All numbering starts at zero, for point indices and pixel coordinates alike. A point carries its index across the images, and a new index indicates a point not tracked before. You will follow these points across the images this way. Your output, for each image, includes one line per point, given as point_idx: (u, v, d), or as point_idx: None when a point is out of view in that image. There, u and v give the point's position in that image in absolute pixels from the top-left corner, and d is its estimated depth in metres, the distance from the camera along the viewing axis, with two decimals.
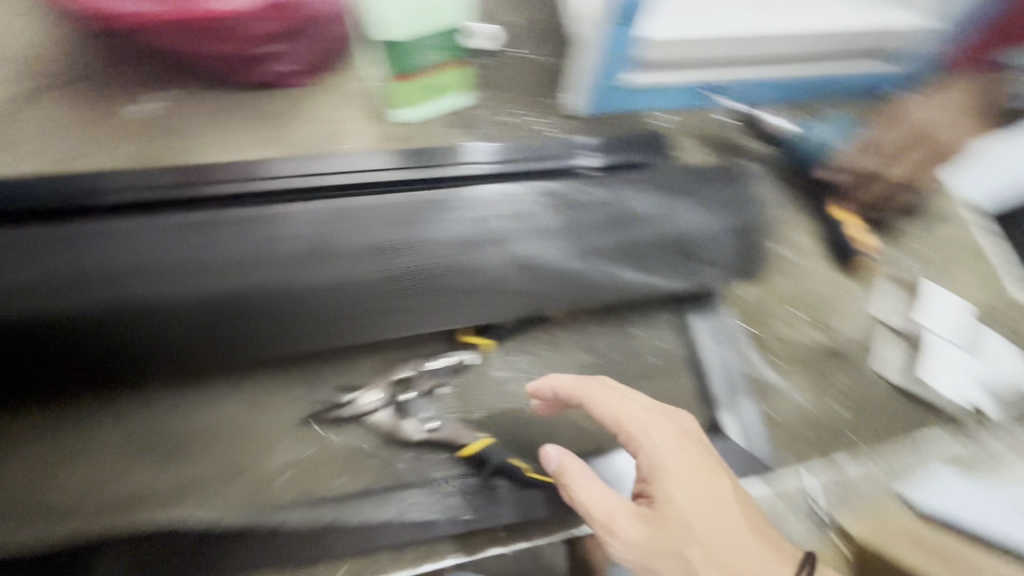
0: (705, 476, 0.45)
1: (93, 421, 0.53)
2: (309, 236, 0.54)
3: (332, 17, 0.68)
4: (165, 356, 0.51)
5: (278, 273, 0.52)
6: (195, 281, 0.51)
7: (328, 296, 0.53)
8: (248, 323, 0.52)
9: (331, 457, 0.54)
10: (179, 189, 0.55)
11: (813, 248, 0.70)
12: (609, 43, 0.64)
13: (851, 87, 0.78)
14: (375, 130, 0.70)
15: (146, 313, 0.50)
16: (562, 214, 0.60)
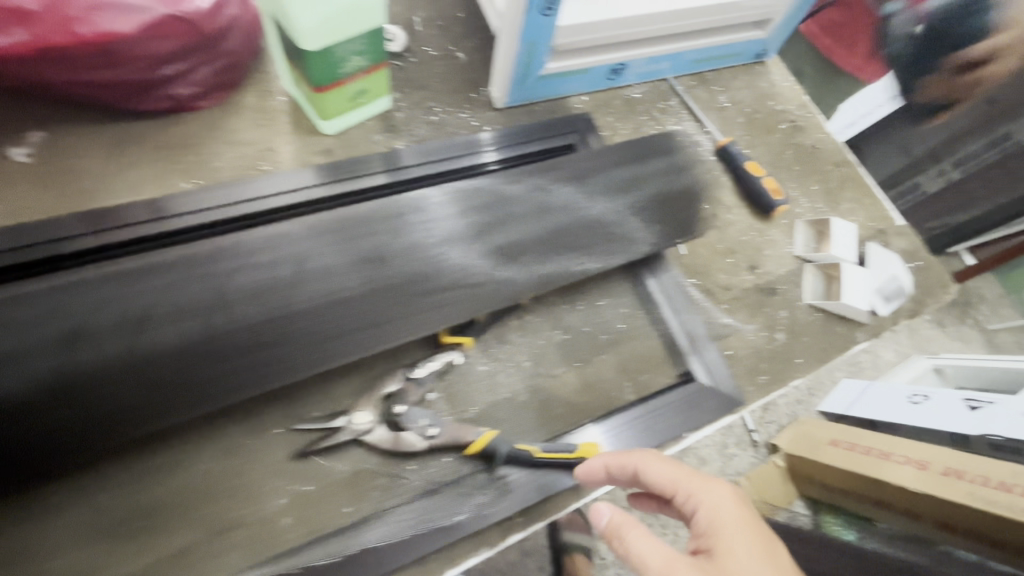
0: (768, 544, 0.37)
1: (45, 511, 0.47)
2: (231, 274, 0.48)
3: (232, 33, 0.63)
4: (102, 430, 0.44)
5: (200, 320, 0.47)
6: (105, 342, 0.44)
7: (268, 334, 0.48)
8: (180, 379, 0.46)
9: (333, 487, 0.52)
10: (94, 238, 0.53)
11: (733, 200, 0.78)
12: (526, 37, 0.65)
13: (738, 53, 0.86)
14: (303, 146, 0.67)
15: (54, 390, 0.43)
16: (503, 208, 0.59)
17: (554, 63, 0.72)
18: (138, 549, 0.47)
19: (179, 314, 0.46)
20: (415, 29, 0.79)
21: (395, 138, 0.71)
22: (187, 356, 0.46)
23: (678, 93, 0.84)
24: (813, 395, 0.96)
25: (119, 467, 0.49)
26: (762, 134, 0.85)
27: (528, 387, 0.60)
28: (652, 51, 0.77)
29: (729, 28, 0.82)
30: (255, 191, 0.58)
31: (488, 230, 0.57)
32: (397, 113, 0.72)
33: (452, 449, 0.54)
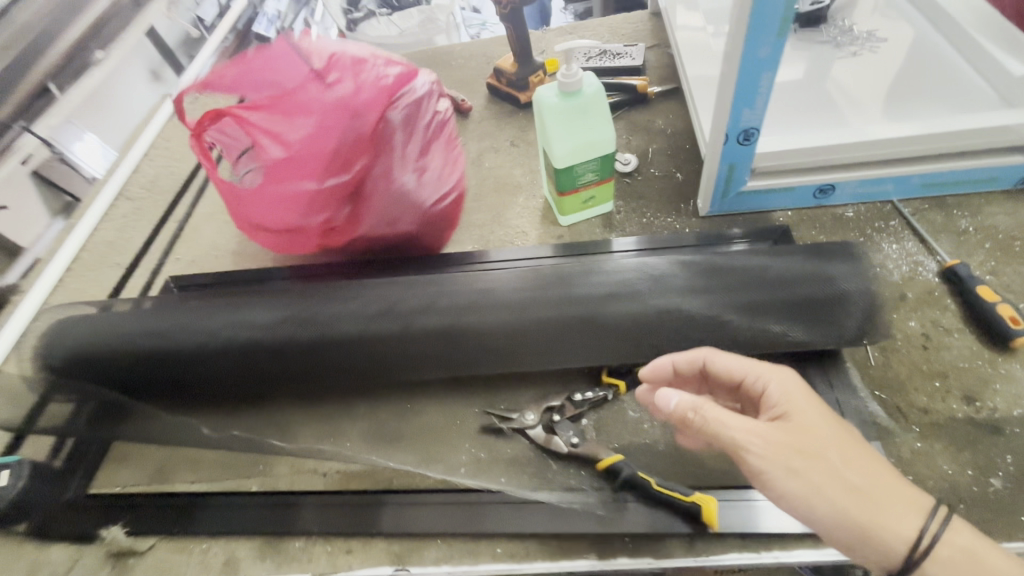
0: (813, 401, 0.56)
1: (338, 417, 0.75)
2: (480, 291, 0.72)
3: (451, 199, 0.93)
4: (374, 367, 0.72)
5: (456, 314, 0.70)
6: (399, 319, 0.71)
7: (498, 333, 0.70)
8: (440, 350, 0.71)
9: (498, 460, 0.70)
10: (410, 267, 0.86)
11: (956, 324, 0.71)
12: (723, 158, 0.80)
13: (993, 178, 0.80)
14: (546, 231, 0.96)
15: (367, 340, 0.71)
16: (689, 275, 0.69)
17: (756, 181, 0.84)
18: (379, 456, 0.72)
19: (429, 312, 0.71)
20: (649, 156, 1.03)
21: (611, 232, 0.93)
22: (450, 336, 0.70)
23: (903, 214, 0.83)
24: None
25: (379, 401, 0.76)
26: (1019, 263, 0.75)
27: (669, 440, 0.68)
28: (868, 173, 0.81)
29: (974, 153, 0.79)
30: (508, 257, 0.89)
31: (648, 296, 0.68)
32: (617, 215, 0.95)
33: (589, 463, 0.66)
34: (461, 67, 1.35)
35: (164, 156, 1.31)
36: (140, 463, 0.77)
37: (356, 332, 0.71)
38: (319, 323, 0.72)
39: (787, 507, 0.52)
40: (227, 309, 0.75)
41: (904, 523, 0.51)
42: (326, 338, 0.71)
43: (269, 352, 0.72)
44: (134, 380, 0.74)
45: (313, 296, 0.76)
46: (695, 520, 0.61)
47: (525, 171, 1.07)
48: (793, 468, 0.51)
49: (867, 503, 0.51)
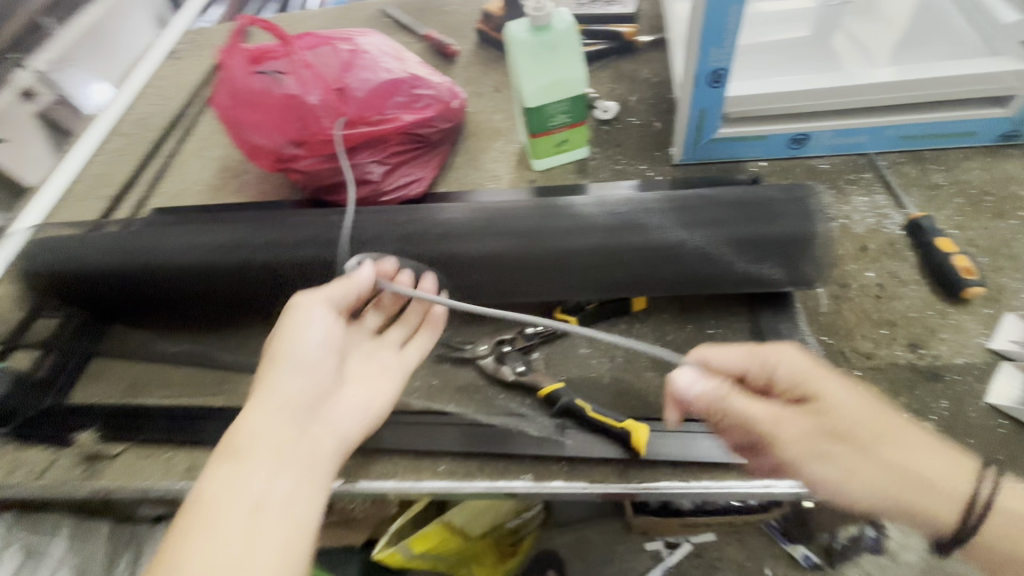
0: (857, 394, 0.53)
1: None
2: (442, 223, 0.72)
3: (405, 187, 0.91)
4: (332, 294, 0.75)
5: (413, 245, 0.71)
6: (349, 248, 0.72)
7: (458, 262, 0.70)
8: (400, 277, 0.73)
9: (449, 387, 0.72)
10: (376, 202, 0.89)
11: (913, 275, 0.70)
12: (694, 101, 0.79)
13: (971, 132, 0.78)
14: (520, 175, 0.96)
15: (315, 265, 0.73)
16: (635, 214, 0.69)
17: (727, 128, 0.83)
18: None
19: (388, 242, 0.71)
20: (629, 104, 1.01)
21: (584, 177, 0.93)
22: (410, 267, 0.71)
23: (878, 167, 0.82)
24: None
25: None
26: (988, 219, 0.74)
27: (614, 375, 0.70)
28: (842, 123, 0.80)
29: (950, 106, 0.77)
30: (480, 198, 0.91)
31: (605, 229, 0.68)
32: (591, 161, 0.94)
33: (532, 392, 0.68)
34: (452, 13, 1.33)
35: (159, 93, 1.33)
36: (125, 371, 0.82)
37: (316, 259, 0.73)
38: (272, 246, 0.74)
39: (834, 496, 0.53)
40: (202, 230, 0.77)
41: (954, 474, 0.51)
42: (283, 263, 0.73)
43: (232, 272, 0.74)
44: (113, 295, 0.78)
45: (272, 219, 0.77)
46: (627, 446, 0.61)
47: (505, 117, 1.06)
48: (819, 455, 0.52)
49: (912, 479, 0.51)
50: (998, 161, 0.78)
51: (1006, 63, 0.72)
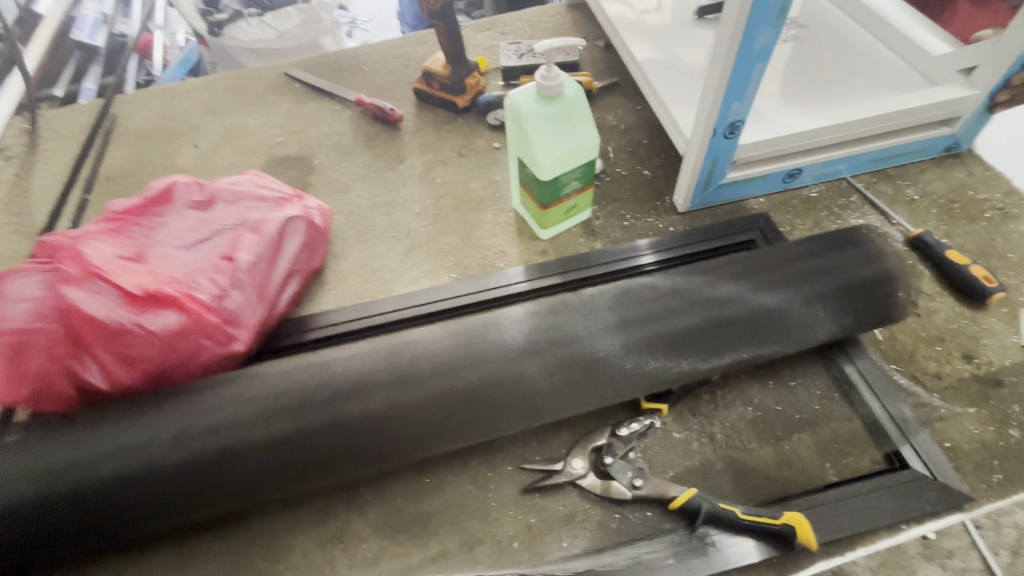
0: None
1: (344, 519, 0.64)
2: (468, 340, 0.63)
3: (182, 335, 0.62)
4: (364, 452, 0.61)
5: (443, 376, 0.61)
6: (379, 395, 0.60)
7: (484, 382, 0.62)
8: (432, 418, 0.61)
9: (554, 521, 0.61)
10: (379, 326, 0.79)
11: (935, 288, 0.76)
12: (710, 153, 0.78)
13: (925, 149, 0.89)
14: (527, 248, 0.88)
15: (350, 423, 0.60)
16: (686, 290, 0.66)
17: (733, 173, 0.84)
18: (411, 549, 0.61)
19: (420, 380, 0.61)
20: (610, 156, 0.99)
21: (596, 239, 0.88)
22: (447, 405, 0.61)
23: (859, 190, 0.89)
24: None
25: (390, 481, 0.66)
26: (965, 224, 0.83)
27: (724, 457, 0.65)
28: (829, 156, 0.85)
29: (915, 129, 0.86)
30: (500, 281, 0.82)
31: (672, 314, 0.65)
32: (596, 221, 0.90)
33: (656, 502, 0.61)
34: (374, 72, 1.20)
35: (6, 215, 1.04)
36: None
37: (344, 417, 0.60)
38: (292, 412, 0.59)
39: None
40: (173, 413, 0.59)
41: None
42: (294, 433, 0.59)
43: (236, 459, 0.58)
44: (65, 534, 0.57)
45: (280, 379, 0.62)
46: (786, 540, 0.57)
47: (484, 183, 0.97)
48: None
49: None
50: (946, 172, 0.90)
51: (954, 89, 0.81)
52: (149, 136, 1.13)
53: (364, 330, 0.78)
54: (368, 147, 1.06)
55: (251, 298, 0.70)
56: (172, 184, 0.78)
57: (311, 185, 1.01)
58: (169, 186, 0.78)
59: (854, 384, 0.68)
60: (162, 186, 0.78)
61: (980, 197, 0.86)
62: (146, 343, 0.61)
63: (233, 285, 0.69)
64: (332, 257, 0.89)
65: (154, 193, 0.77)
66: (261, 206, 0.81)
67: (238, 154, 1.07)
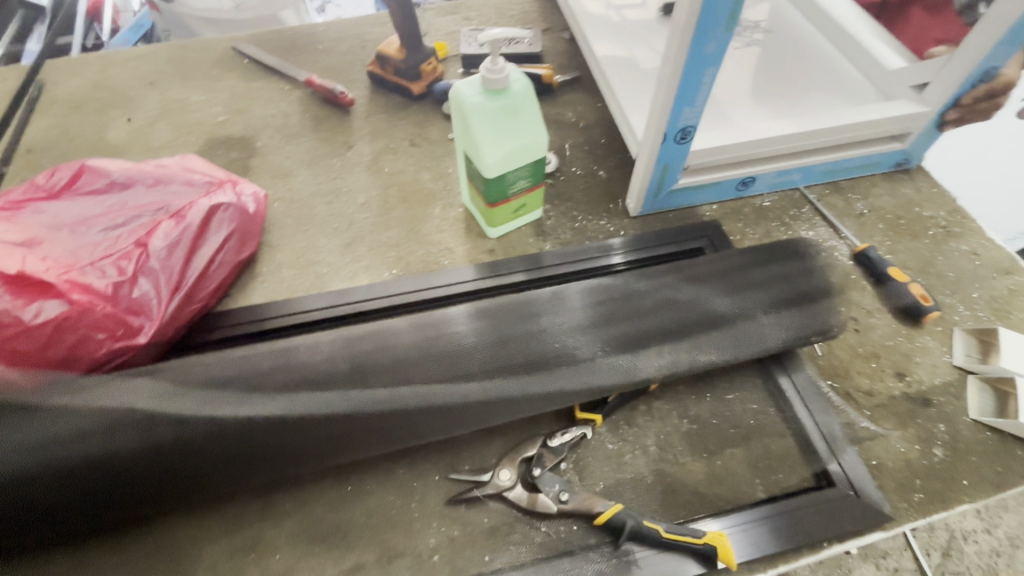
0: None
1: (257, 528, 0.61)
2: (396, 345, 0.61)
3: (70, 325, 0.58)
4: (281, 458, 0.58)
5: (366, 382, 0.59)
6: (295, 400, 0.57)
7: (408, 388, 0.59)
8: (351, 425, 0.58)
9: (477, 535, 0.59)
10: (311, 323, 0.75)
11: (875, 304, 0.77)
12: (661, 157, 0.76)
13: (875, 162, 0.89)
14: (475, 246, 0.85)
15: (262, 429, 0.56)
16: (623, 301, 0.65)
17: (686, 178, 0.83)
18: (326, 562, 0.59)
19: (340, 385, 0.58)
20: (566, 154, 0.96)
21: (546, 239, 0.85)
22: (369, 412, 0.58)
23: (810, 201, 0.89)
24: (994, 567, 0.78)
25: (310, 489, 0.63)
26: (909, 240, 0.84)
27: (656, 471, 0.64)
28: (781, 166, 0.84)
29: (866, 142, 0.86)
30: (442, 280, 0.79)
31: (608, 324, 0.64)
32: (547, 221, 0.87)
33: (582, 517, 0.59)
34: (329, 51, 1.14)
35: None
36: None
37: (258, 421, 0.56)
38: (198, 417, 0.56)
39: None
40: (60, 414, 0.54)
41: None
42: (201, 440, 0.55)
43: (135, 464, 0.54)
44: None
45: (190, 382, 0.58)
46: (708, 558, 0.56)
47: (435, 176, 0.93)
48: None
49: None
50: (895, 187, 0.90)
51: (905, 105, 0.81)
52: (80, 106, 1.05)
53: (294, 326, 0.74)
54: (315, 131, 1.00)
55: (160, 287, 0.66)
56: (83, 169, 0.74)
57: (251, 169, 0.95)
58: (80, 171, 0.74)
59: (789, 399, 0.68)
60: (72, 172, 0.74)
61: (925, 214, 0.87)
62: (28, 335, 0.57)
63: (137, 272, 0.65)
64: (267, 247, 0.85)
65: (62, 179, 0.73)
66: (186, 191, 0.76)
67: (175, 132, 1.01)
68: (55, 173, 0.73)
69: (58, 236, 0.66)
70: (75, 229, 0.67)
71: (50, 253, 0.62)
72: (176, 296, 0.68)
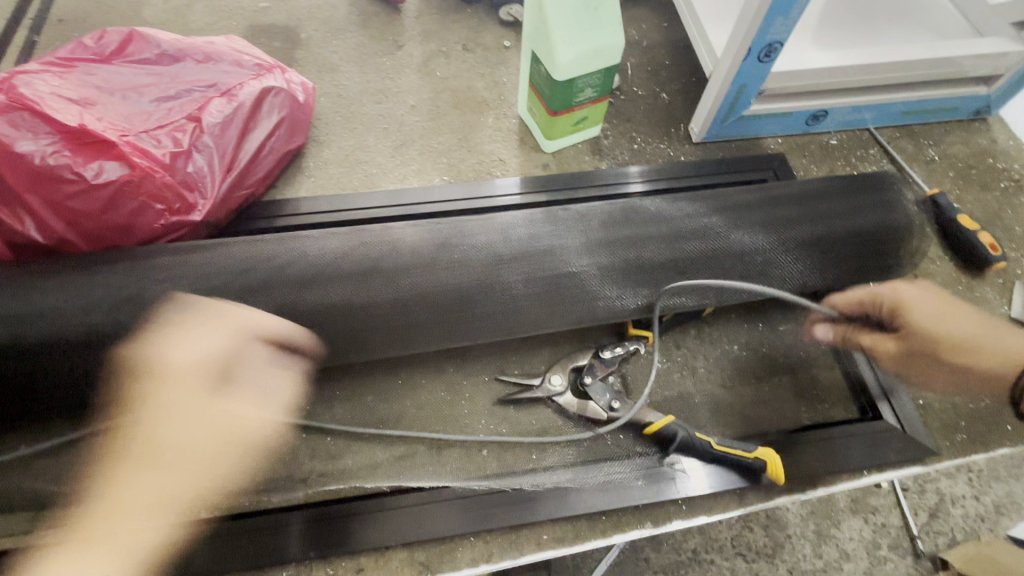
0: None
1: (310, 411, 0.61)
2: (456, 239, 0.59)
3: (131, 191, 0.57)
4: (324, 346, 0.57)
5: (427, 273, 0.57)
6: (356, 284, 0.56)
7: (468, 284, 0.58)
8: (410, 316, 0.57)
9: (525, 435, 0.60)
10: (361, 219, 0.73)
11: (937, 251, 0.75)
12: (740, 76, 0.72)
13: (955, 108, 0.85)
14: (528, 159, 0.82)
15: (322, 312, 0.55)
16: (694, 216, 0.63)
17: (758, 105, 0.78)
18: (376, 447, 0.59)
19: (400, 274, 0.57)
20: (627, 72, 0.91)
21: (602, 159, 0.82)
22: (428, 304, 0.57)
23: (880, 142, 0.85)
24: (1001, 514, 0.81)
25: (361, 379, 0.63)
26: (977, 191, 0.81)
27: (703, 391, 0.64)
28: (859, 100, 0.80)
29: (950, 83, 0.81)
30: (495, 189, 0.76)
31: (677, 240, 0.61)
32: (605, 140, 0.84)
33: (631, 427, 0.60)
34: None
35: None
36: (45, 483, 0.56)
37: (306, 306, 0.55)
38: (257, 291, 0.54)
39: None
40: (120, 278, 0.53)
41: None
42: (262, 315, 0.54)
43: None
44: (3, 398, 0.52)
45: (246, 255, 0.56)
46: (753, 474, 0.57)
47: (488, 84, 0.89)
48: None
49: None
50: (970, 136, 0.86)
51: (1004, 43, 0.76)
52: None
53: (343, 220, 0.73)
54: (363, 27, 0.95)
55: (214, 165, 0.64)
56: (131, 35, 0.69)
57: (296, 61, 0.90)
58: (127, 36, 0.69)
59: (842, 335, 0.67)
60: (119, 36, 0.69)
61: (998, 165, 0.83)
62: (91, 196, 0.55)
63: (193, 146, 0.62)
64: (314, 141, 0.81)
65: (109, 42, 0.68)
66: (236, 72, 0.72)
67: (214, 15, 0.95)
68: (102, 36, 0.68)
69: (110, 101, 0.62)
70: (127, 96, 0.64)
71: (105, 116, 0.59)
72: (228, 178, 0.65)
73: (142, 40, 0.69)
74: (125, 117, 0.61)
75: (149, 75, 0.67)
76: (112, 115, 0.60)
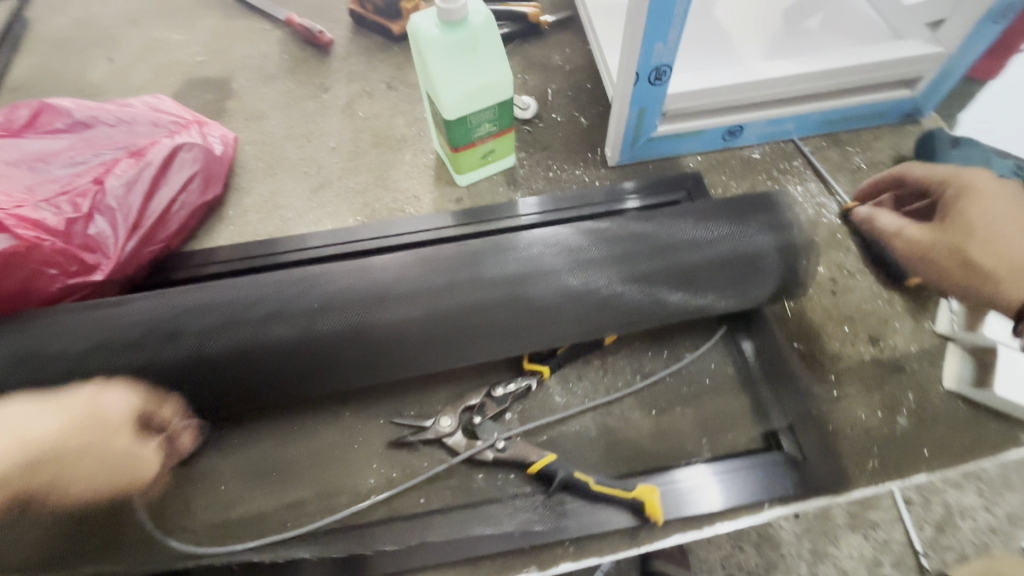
0: None
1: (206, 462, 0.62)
2: (345, 282, 0.55)
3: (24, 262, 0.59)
4: (202, 402, 0.54)
5: (311, 320, 0.53)
6: (230, 335, 0.52)
7: (356, 329, 0.54)
8: (295, 366, 0.54)
9: (415, 478, 0.60)
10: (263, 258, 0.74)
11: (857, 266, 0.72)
12: (636, 100, 0.71)
13: (882, 113, 0.82)
14: (445, 193, 0.82)
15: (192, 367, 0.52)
16: (598, 244, 0.58)
17: (666, 125, 0.77)
18: (269, 496, 0.60)
19: (283, 321, 0.53)
20: (547, 99, 0.91)
21: (517, 190, 0.82)
22: (311, 354, 0.54)
23: (805, 153, 0.83)
24: None
25: (259, 426, 0.63)
26: None
27: (600, 425, 0.63)
28: (775, 112, 0.78)
29: (869, 89, 0.78)
30: (405, 226, 0.77)
31: (579, 268, 0.57)
32: (520, 170, 0.84)
33: (519, 466, 0.59)
34: None
35: None
36: None
37: (185, 357, 0.52)
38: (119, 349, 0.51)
39: None
40: None
41: None
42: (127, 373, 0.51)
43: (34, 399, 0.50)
44: None
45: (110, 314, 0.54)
46: (639, 514, 0.55)
47: (409, 120, 0.90)
48: None
49: None
50: (901, 140, 0.83)
51: (916, 45, 0.73)
52: (64, 45, 1.04)
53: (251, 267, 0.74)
54: (292, 73, 0.98)
55: (117, 226, 0.66)
56: (42, 108, 0.73)
57: (226, 112, 0.94)
58: (41, 108, 0.73)
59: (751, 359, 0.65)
60: (32, 109, 0.73)
61: None
62: None
63: (94, 210, 0.66)
64: (234, 189, 0.84)
65: (21, 116, 0.72)
66: (150, 132, 0.75)
67: (154, 72, 0.99)
68: (14, 110, 0.72)
69: (14, 174, 0.65)
70: (33, 166, 0.67)
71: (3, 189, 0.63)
72: (134, 236, 0.68)
73: (57, 113, 0.73)
74: (23, 189, 0.64)
75: (58, 145, 0.70)
76: (9, 189, 0.63)
